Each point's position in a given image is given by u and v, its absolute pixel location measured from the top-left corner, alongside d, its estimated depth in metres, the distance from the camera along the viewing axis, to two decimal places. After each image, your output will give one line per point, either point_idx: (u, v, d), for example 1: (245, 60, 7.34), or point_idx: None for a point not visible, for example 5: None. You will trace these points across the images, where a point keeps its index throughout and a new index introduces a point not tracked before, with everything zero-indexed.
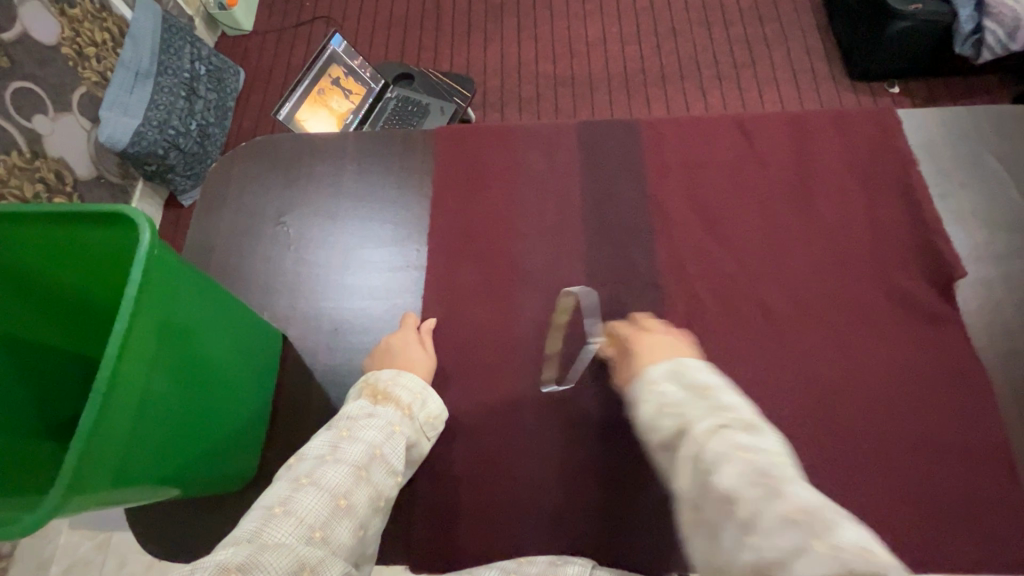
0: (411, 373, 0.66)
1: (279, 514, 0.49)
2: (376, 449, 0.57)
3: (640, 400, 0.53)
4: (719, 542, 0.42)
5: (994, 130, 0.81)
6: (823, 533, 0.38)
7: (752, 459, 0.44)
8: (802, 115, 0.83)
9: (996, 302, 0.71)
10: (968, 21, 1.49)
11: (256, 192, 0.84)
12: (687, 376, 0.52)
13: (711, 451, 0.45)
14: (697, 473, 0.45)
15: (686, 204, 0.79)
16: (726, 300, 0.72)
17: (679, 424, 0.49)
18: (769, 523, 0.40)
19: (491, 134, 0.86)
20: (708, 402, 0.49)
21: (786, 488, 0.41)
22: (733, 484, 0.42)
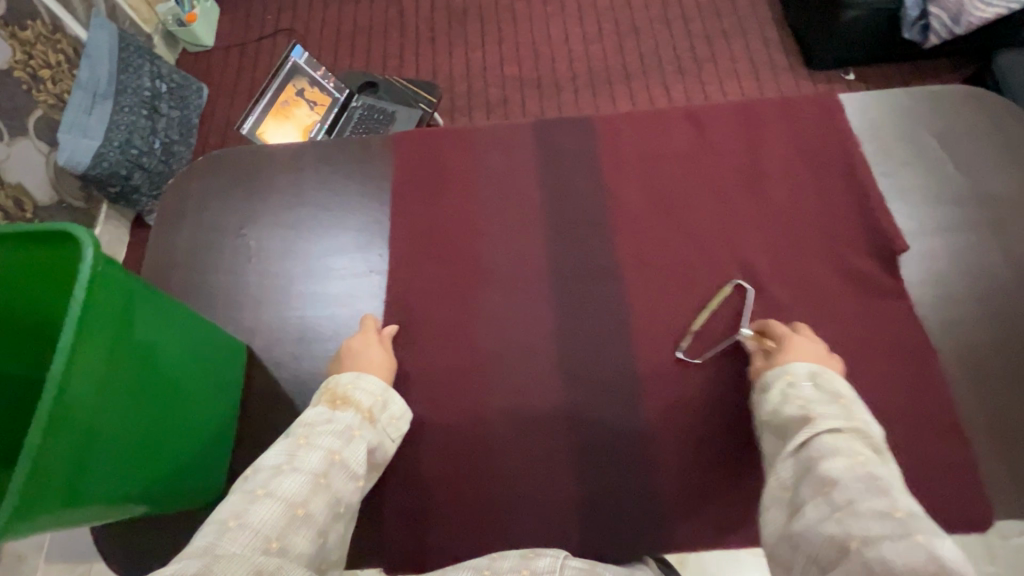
0: (371, 376, 0.67)
1: (233, 527, 0.49)
2: (335, 454, 0.58)
3: (773, 387, 0.60)
4: (802, 512, 0.48)
5: (932, 108, 0.84)
6: (913, 525, 0.42)
7: (865, 459, 0.49)
8: (749, 104, 0.86)
9: (938, 273, 0.74)
10: (913, 8, 1.55)
11: (215, 206, 0.84)
12: (826, 383, 0.58)
13: (828, 443, 0.51)
14: (808, 458, 0.51)
15: (641, 196, 0.81)
16: (683, 289, 0.75)
17: (805, 414, 0.55)
18: (860, 505, 0.44)
19: (450, 136, 0.87)
20: (844, 409, 0.55)
21: (890, 490, 0.45)
22: (839, 471, 0.48)
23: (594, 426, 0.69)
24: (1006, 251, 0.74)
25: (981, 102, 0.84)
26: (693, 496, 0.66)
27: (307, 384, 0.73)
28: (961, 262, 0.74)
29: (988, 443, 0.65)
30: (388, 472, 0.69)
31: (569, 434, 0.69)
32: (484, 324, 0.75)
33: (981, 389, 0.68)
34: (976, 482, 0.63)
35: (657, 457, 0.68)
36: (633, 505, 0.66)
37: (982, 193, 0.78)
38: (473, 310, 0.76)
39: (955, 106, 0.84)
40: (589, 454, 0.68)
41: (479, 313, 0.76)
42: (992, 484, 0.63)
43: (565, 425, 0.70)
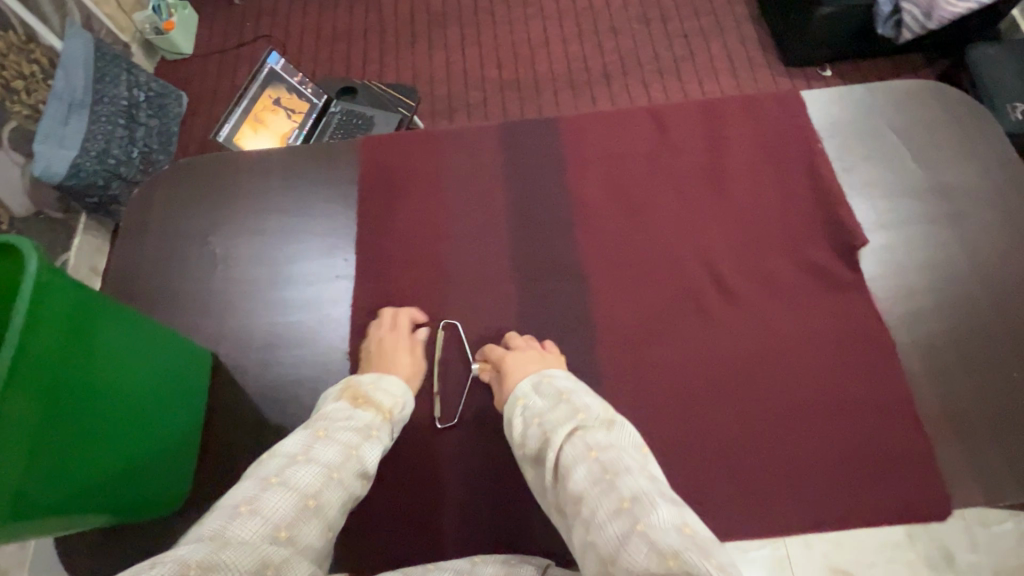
0: (392, 377, 0.67)
1: (244, 513, 0.47)
2: (352, 449, 0.57)
3: (513, 414, 0.61)
4: (574, 535, 0.48)
5: (892, 104, 0.85)
6: (646, 517, 0.44)
7: (602, 454, 0.51)
8: (713, 102, 0.86)
9: (898, 266, 0.75)
10: (886, 3, 1.57)
11: (182, 214, 0.84)
12: (548, 388, 0.61)
13: (567, 455, 0.52)
14: (560, 476, 0.52)
15: (606, 196, 0.81)
16: (646, 286, 0.75)
17: (543, 432, 0.56)
18: (605, 515, 0.46)
19: (417, 140, 0.87)
20: (567, 407, 0.57)
21: (622, 481, 0.48)
22: (583, 483, 0.49)
23: None
24: (963, 241, 0.75)
25: (941, 96, 0.85)
26: None
27: (272, 391, 0.73)
28: (921, 255, 0.75)
29: (945, 432, 0.66)
30: None
31: None
32: (450, 327, 0.75)
33: (939, 379, 0.68)
34: (933, 470, 0.64)
35: None
36: None
37: (939, 185, 0.79)
38: (439, 313, 0.76)
39: (913, 101, 0.85)
40: None
41: (445, 316, 0.76)
42: (949, 471, 0.64)
43: None
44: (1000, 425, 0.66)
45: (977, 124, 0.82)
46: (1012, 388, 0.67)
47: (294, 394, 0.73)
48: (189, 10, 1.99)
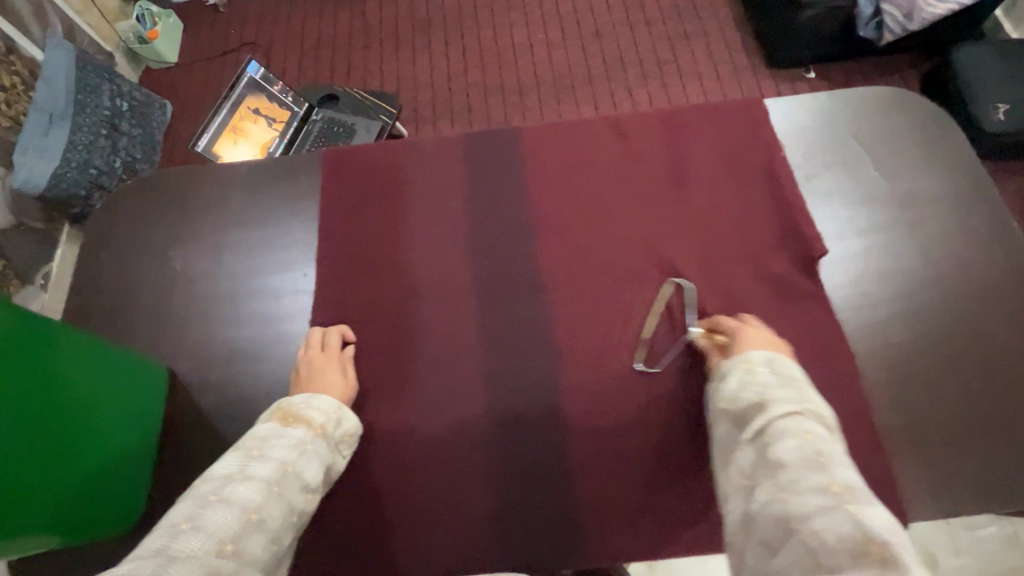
0: (326, 396, 0.66)
1: (186, 530, 0.46)
2: (289, 465, 0.55)
3: (730, 374, 0.59)
4: (754, 497, 0.46)
5: (856, 111, 0.84)
6: (857, 503, 0.40)
7: (816, 441, 0.47)
8: (677, 110, 0.86)
9: (858, 275, 0.74)
10: (867, 6, 1.60)
11: (142, 227, 0.84)
12: (781, 367, 0.57)
13: (781, 426, 0.49)
14: (762, 444, 0.49)
15: (568, 206, 0.81)
16: (605, 297, 0.75)
17: (760, 400, 0.54)
18: (807, 485, 0.43)
19: (381, 152, 0.86)
20: (798, 392, 0.53)
21: (838, 470, 0.44)
22: (789, 454, 0.46)
23: (514, 439, 0.70)
24: (922, 249, 0.75)
25: (906, 103, 0.84)
26: (611, 503, 0.67)
27: (228, 406, 0.73)
28: (881, 264, 0.75)
29: (899, 442, 0.66)
30: None
31: (490, 448, 0.69)
32: (408, 340, 0.75)
33: (896, 387, 0.68)
34: (889, 482, 0.64)
35: (575, 468, 0.68)
36: (550, 516, 0.67)
37: (901, 192, 0.79)
38: (398, 326, 0.75)
39: (877, 107, 0.84)
40: (508, 468, 0.69)
41: (404, 329, 0.75)
42: (903, 482, 0.64)
43: (487, 439, 0.70)
44: (954, 434, 0.66)
45: (940, 130, 0.82)
46: (968, 397, 0.67)
47: (250, 408, 0.72)
48: (174, 18, 1.99)
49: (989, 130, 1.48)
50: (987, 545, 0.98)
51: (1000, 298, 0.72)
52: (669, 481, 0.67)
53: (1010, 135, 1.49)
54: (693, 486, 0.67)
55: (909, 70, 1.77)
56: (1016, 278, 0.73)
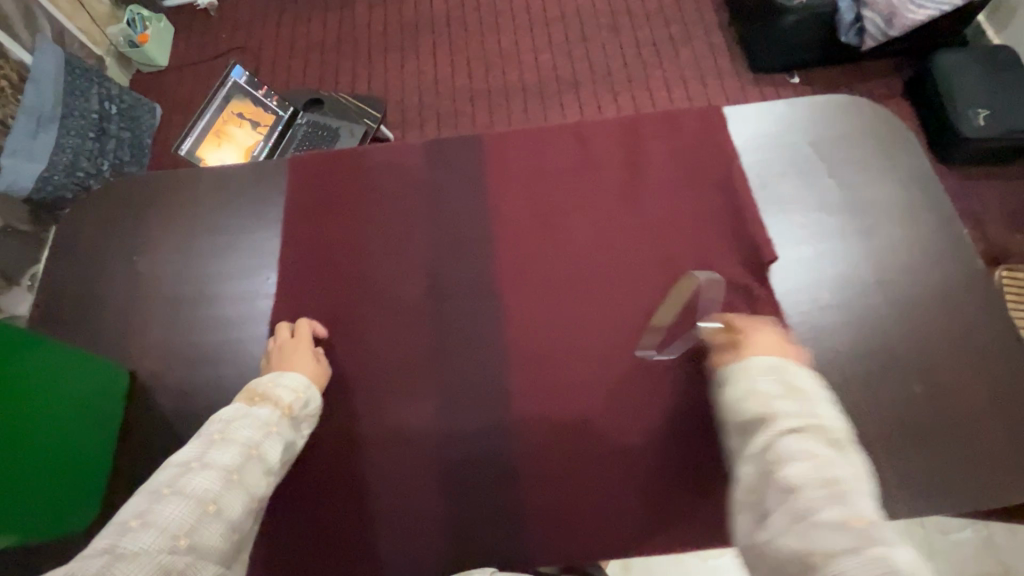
0: (294, 373, 0.68)
1: (137, 527, 0.47)
2: (251, 449, 0.56)
3: (736, 383, 0.58)
4: (767, 524, 0.47)
5: (812, 119, 0.85)
6: (875, 542, 0.41)
7: (827, 464, 0.47)
8: (637, 118, 0.88)
9: (808, 281, 0.75)
10: (848, 12, 1.61)
11: (110, 232, 0.85)
12: (788, 375, 0.56)
13: (788, 447, 0.49)
14: (770, 465, 0.49)
15: (527, 213, 0.83)
16: (561, 303, 0.77)
17: (764, 414, 0.53)
18: (825, 519, 0.44)
19: (346, 158, 0.88)
20: (802, 403, 0.53)
21: (852, 499, 0.45)
22: (801, 480, 0.47)
23: (465, 443, 0.71)
24: (871, 255, 0.76)
25: (863, 111, 0.85)
26: (559, 505, 0.68)
27: (188, 408, 0.74)
28: (831, 270, 0.76)
29: None
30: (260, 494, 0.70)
31: (441, 450, 0.70)
32: (366, 343, 0.76)
33: (841, 392, 0.69)
34: None
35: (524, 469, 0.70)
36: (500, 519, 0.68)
37: (854, 200, 0.80)
38: (356, 330, 0.77)
39: (835, 115, 0.85)
40: (458, 471, 0.70)
41: (362, 333, 0.77)
42: None
43: (438, 441, 0.71)
44: (895, 440, 0.67)
45: (896, 138, 0.83)
46: (911, 403, 0.68)
47: (210, 410, 0.74)
48: (165, 22, 2.02)
49: (973, 136, 1.49)
50: (958, 545, 1.03)
51: (946, 303, 0.73)
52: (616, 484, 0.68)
53: (995, 140, 1.49)
54: (640, 489, 0.68)
55: (893, 74, 1.77)
56: (963, 285, 0.74)
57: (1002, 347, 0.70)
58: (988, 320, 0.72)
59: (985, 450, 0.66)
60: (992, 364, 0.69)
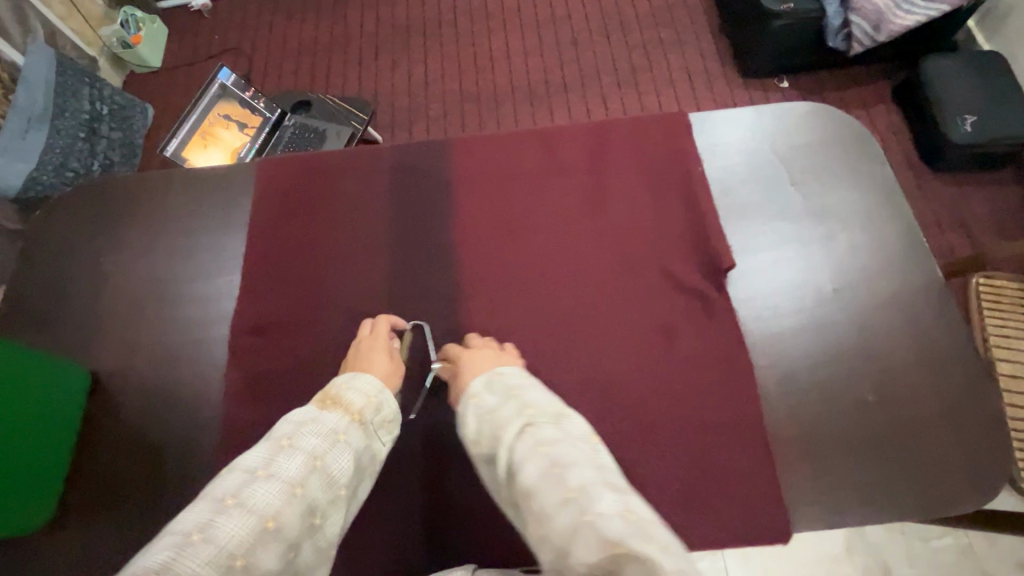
0: (369, 375, 0.67)
1: (197, 542, 0.45)
2: (316, 460, 0.55)
3: (464, 413, 0.60)
4: (529, 534, 0.47)
5: (776, 126, 0.85)
6: (591, 507, 0.44)
7: (548, 448, 0.50)
8: (604, 124, 0.88)
9: (766, 288, 0.76)
10: (836, 16, 1.59)
11: (79, 233, 0.86)
12: (500, 385, 0.60)
13: (517, 451, 0.51)
14: (511, 474, 0.51)
15: (490, 218, 0.83)
16: (520, 308, 0.77)
17: (494, 429, 0.56)
18: (554, 510, 0.45)
19: (313, 162, 0.88)
20: (514, 404, 0.57)
21: (571, 473, 0.47)
22: (533, 479, 0.48)
23: (414, 444, 0.73)
24: (829, 264, 0.76)
25: (828, 119, 0.85)
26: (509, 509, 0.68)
27: (148, 409, 0.75)
28: (788, 278, 0.76)
29: (793, 453, 0.67)
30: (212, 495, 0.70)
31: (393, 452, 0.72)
32: (325, 346, 0.77)
33: (794, 399, 0.69)
34: (777, 494, 0.65)
35: (475, 472, 0.71)
36: (448, 518, 0.69)
37: (816, 207, 0.80)
38: (316, 333, 0.77)
39: (799, 123, 0.85)
40: (409, 473, 0.72)
41: (322, 335, 0.77)
42: (792, 494, 0.65)
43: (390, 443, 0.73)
44: (847, 447, 0.66)
45: (860, 146, 0.83)
46: (863, 410, 0.68)
47: (169, 411, 0.75)
48: (158, 23, 2.03)
49: (959, 142, 1.49)
50: (939, 555, 1.03)
51: (902, 312, 0.73)
52: None
53: (982, 146, 1.49)
54: None
55: (882, 79, 1.76)
56: (920, 293, 0.74)
57: (956, 355, 0.70)
58: (945, 328, 0.72)
59: (937, 458, 0.66)
60: (947, 372, 0.69)
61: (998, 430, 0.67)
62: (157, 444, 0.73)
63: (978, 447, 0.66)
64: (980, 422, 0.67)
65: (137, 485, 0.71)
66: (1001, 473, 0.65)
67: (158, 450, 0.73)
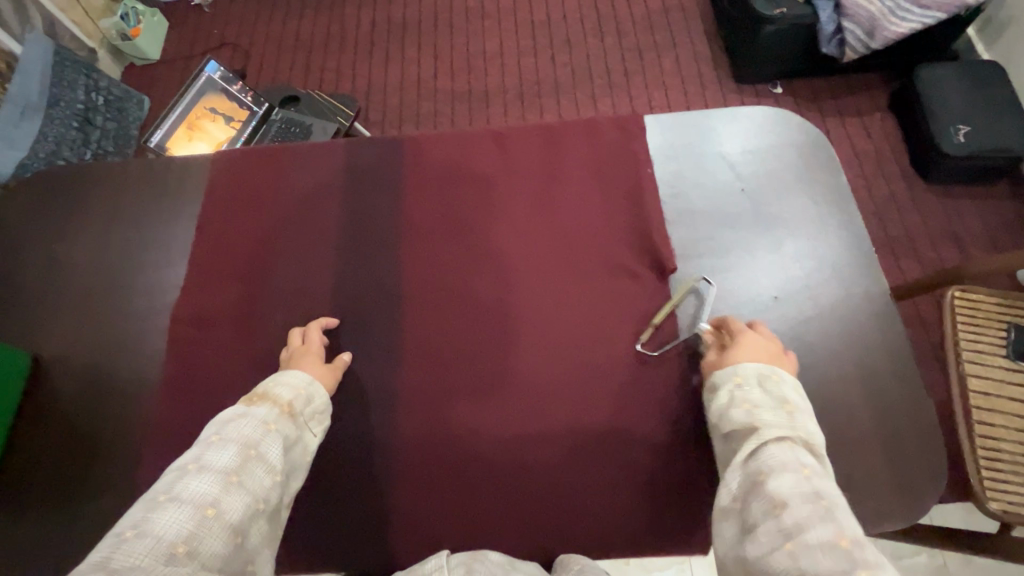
0: (298, 372, 0.67)
1: (132, 538, 0.46)
2: (251, 449, 0.56)
3: (721, 390, 0.60)
4: (755, 535, 0.46)
5: (727, 130, 0.84)
6: (863, 561, 0.40)
7: (813, 478, 0.47)
8: (557, 126, 0.87)
9: (706, 295, 0.74)
10: (829, 22, 1.54)
11: (36, 220, 0.88)
12: (774, 384, 0.58)
13: (777, 459, 0.50)
14: (758, 475, 0.50)
15: (435, 216, 0.83)
16: (459, 309, 0.77)
17: (753, 423, 0.55)
18: (810, 535, 0.43)
19: (265, 156, 0.89)
20: (790, 417, 0.54)
21: (840, 516, 0.44)
22: (788, 492, 0.46)
23: (341, 443, 0.71)
24: (772, 273, 0.75)
25: (781, 125, 0.84)
26: (432, 508, 0.68)
27: (84, 398, 0.76)
28: (729, 285, 0.75)
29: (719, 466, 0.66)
30: (140, 483, 0.70)
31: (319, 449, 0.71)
32: (263, 340, 0.76)
33: None
34: None
35: (401, 471, 0.70)
36: (370, 517, 0.68)
37: (764, 213, 0.79)
38: (256, 327, 0.77)
39: (751, 128, 0.84)
40: (336, 472, 0.70)
41: (262, 330, 0.77)
42: None
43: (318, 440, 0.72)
44: None
45: (813, 152, 0.82)
46: None
47: (104, 399, 0.75)
48: (159, 16, 2.04)
49: (950, 153, 1.45)
50: (910, 570, 1.04)
51: (842, 324, 0.72)
52: (491, 491, 0.68)
53: (976, 157, 1.45)
54: (512, 493, 0.68)
55: (880, 86, 1.70)
56: (864, 307, 0.72)
57: (893, 370, 0.69)
58: (883, 342, 0.71)
59: (868, 473, 0.65)
60: (884, 387, 0.68)
61: (933, 448, 0.66)
62: (91, 431, 0.74)
63: (909, 462, 0.65)
64: (913, 439, 0.66)
65: (69, 469, 0.72)
66: (933, 492, 0.64)
67: (93, 435, 0.74)
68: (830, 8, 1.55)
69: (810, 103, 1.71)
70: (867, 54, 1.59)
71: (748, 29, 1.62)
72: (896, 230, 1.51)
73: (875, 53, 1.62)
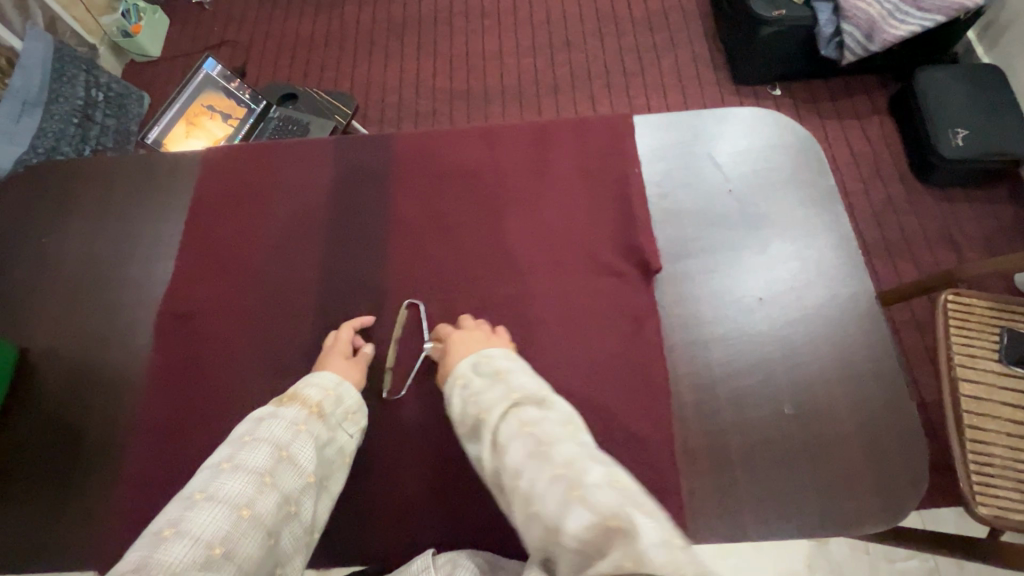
0: (329, 373, 0.68)
1: (169, 537, 0.48)
2: (283, 450, 0.57)
3: (451, 394, 0.62)
4: (514, 515, 0.49)
5: (717, 131, 0.84)
6: (581, 484, 0.46)
7: (534, 433, 0.52)
8: (546, 126, 0.87)
9: (690, 294, 0.75)
10: (828, 24, 1.54)
11: (29, 216, 0.88)
12: (486, 365, 0.62)
13: (503, 435, 0.53)
14: (498, 457, 0.53)
15: (423, 214, 0.83)
16: (445, 306, 0.77)
17: (478, 411, 0.57)
18: (546, 489, 0.47)
19: (255, 153, 0.89)
20: (503, 386, 0.58)
21: (557, 451, 0.49)
22: (521, 461, 0.50)
23: None
24: (757, 273, 0.75)
25: (771, 126, 0.84)
26: (414, 506, 0.68)
27: (71, 391, 0.76)
28: (713, 285, 0.75)
29: (701, 467, 0.66)
30: (122, 477, 0.70)
31: None
32: (250, 335, 0.77)
33: (707, 409, 0.68)
34: (678, 507, 0.64)
35: (383, 468, 0.70)
36: (350, 514, 0.68)
37: (751, 213, 0.78)
38: (242, 323, 0.78)
39: (740, 129, 0.84)
40: None
41: (248, 325, 0.77)
42: (694, 507, 0.64)
43: None
44: (758, 459, 0.65)
45: (802, 154, 0.82)
46: (779, 423, 0.67)
47: (90, 394, 0.76)
48: (160, 13, 2.04)
49: (948, 156, 1.44)
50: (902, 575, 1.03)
51: (826, 325, 0.71)
52: (472, 488, 0.68)
53: (973, 161, 1.44)
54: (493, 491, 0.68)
55: (879, 90, 1.70)
56: (848, 309, 0.72)
57: (876, 372, 0.69)
58: (866, 342, 0.70)
59: (851, 474, 0.65)
60: (867, 388, 0.68)
61: (914, 449, 0.66)
62: (77, 425, 0.74)
63: (890, 464, 0.65)
64: (894, 440, 0.66)
65: (54, 462, 0.73)
66: (914, 494, 0.64)
67: (81, 428, 0.74)
68: (829, 9, 1.54)
69: (808, 105, 1.70)
70: (866, 56, 1.58)
71: (747, 30, 1.62)
72: (893, 233, 1.50)
73: (873, 56, 1.61)
